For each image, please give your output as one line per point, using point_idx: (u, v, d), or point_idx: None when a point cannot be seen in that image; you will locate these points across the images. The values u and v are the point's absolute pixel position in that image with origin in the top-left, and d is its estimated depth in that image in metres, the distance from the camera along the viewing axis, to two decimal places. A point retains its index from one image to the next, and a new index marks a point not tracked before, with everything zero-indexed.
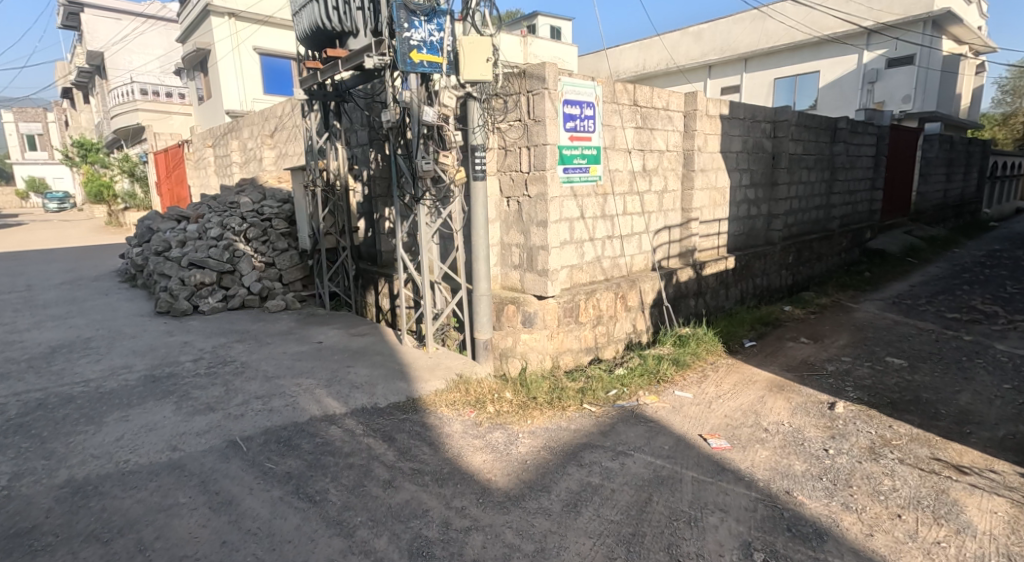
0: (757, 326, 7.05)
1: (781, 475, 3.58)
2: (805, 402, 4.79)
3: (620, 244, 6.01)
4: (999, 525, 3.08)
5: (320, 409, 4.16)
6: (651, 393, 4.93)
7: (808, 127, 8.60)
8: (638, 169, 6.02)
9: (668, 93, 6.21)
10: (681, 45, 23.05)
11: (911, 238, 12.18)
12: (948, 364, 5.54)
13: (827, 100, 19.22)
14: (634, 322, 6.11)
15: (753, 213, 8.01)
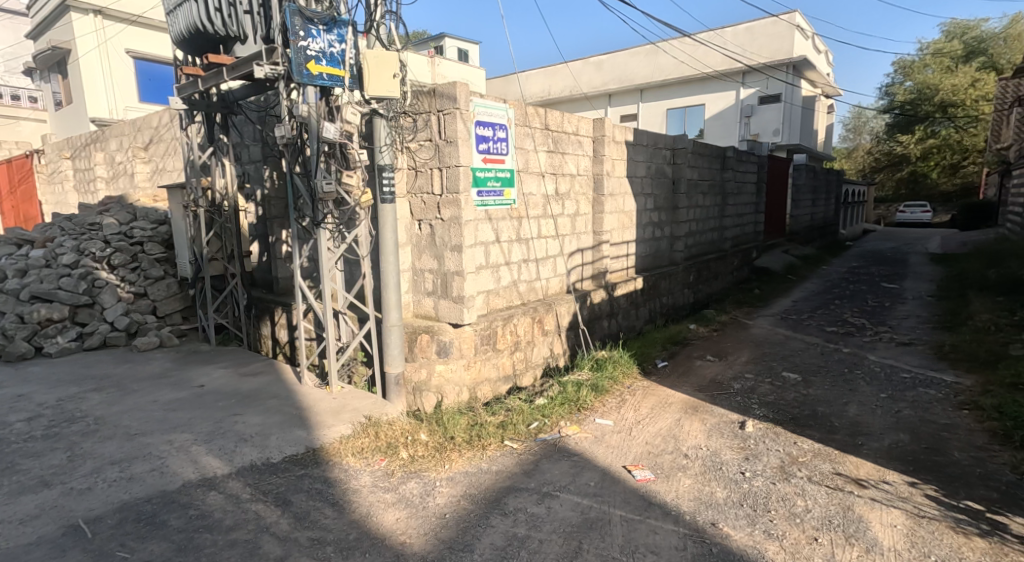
0: (667, 346, 7.13)
1: (706, 505, 3.47)
2: (718, 422, 4.79)
3: (535, 269, 5.82)
4: (901, 539, 3.07)
5: (196, 471, 3.55)
6: (573, 423, 4.72)
7: (703, 155, 8.98)
8: (551, 193, 5.89)
9: (578, 118, 6.16)
10: (583, 74, 23.80)
11: (790, 257, 13.18)
12: (836, 376, 5.73)
13: (714, 130, 20.58)
14: (551, 346, 5.92)
15: (658, 235, 8.17)
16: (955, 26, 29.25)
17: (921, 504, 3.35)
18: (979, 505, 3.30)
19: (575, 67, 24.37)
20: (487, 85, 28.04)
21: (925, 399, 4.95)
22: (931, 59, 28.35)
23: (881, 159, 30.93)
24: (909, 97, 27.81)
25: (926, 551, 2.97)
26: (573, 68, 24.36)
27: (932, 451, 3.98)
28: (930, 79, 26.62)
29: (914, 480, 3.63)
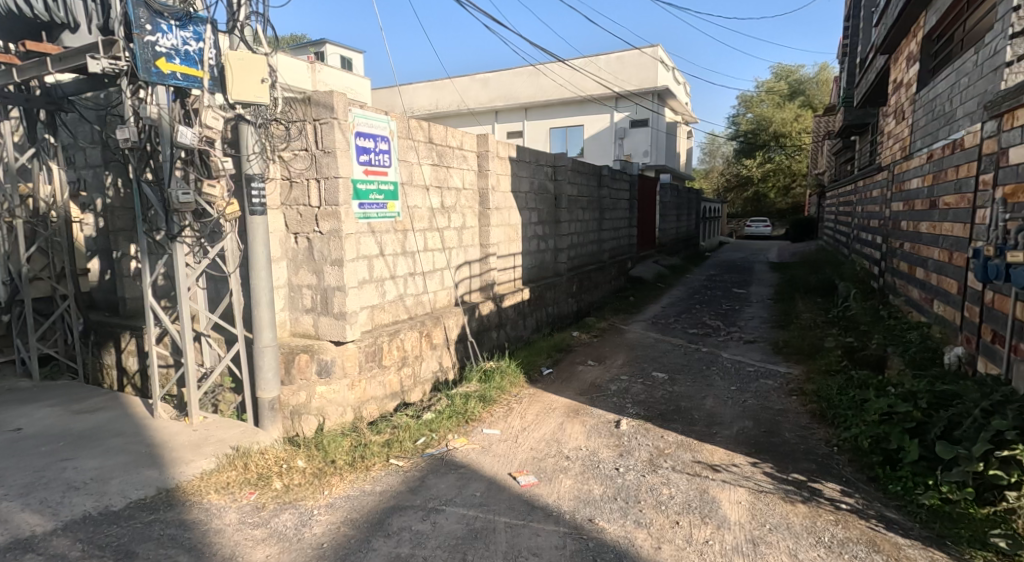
0: (552, 353, 7.40)
1: (583, 503, 3.62)
2: (597, 423, 5.06)
3: (423, 282, 5.85)
4: (746, 513, 3.30)
5: (8, 532, 3.17)
6: (460, 435, 4.75)
7: (581, 172, 9.51)
8: (436, 206, 5.96)
9: (462, 133, 6.29)
10: (470, 90, 24.09)
11: (659, 267, 14.29)
12: (697, 373, 6.34)
13: (593, 150, 22.03)
14: (440, 359, 5.96)
15: (542, 247, 8.52)
16: (782, 69, 33.79)
17: (760, 481, 3.67)
18: (802, 476, 3.63)
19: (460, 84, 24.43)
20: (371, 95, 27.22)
21: (765, 389, 5.64)
22: (765, 96, 32.62)
23: (730, 180, 34.67)
24: (751, 127, 31.70)
25: (765, 520, 3.18)
26: (458, 84, 24.39)
27: (769, 434, 4.50)
28: (765, 113, 30.86)
29: (756, 460, 4.02)
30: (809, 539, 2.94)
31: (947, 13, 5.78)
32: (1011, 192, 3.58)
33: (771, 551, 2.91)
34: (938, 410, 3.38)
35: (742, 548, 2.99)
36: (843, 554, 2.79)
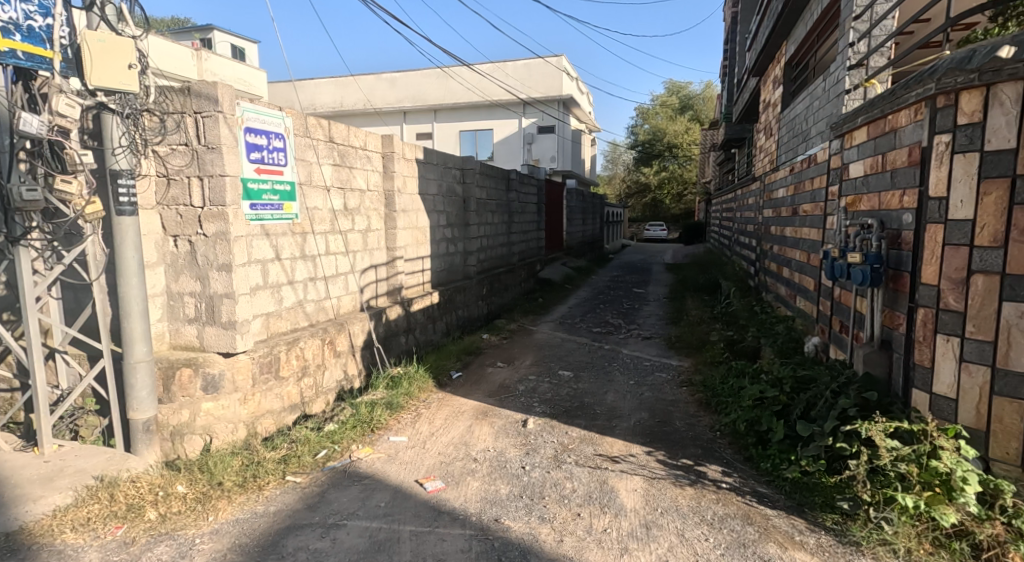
0: (462, 356, 6.93)
1: (489, 504, 3.48)
2: (505, 423, 4.81)
3: (325, 287, 5.61)
4: (640, 500, 3.36)
5: None
6: (365, 444, 4.49)
7: (490, 176, 9.40)
8: (338, 208, 5.74)
9: (365, 134, 6.11)
10: (377, 90, 23.26)
11: (566, 269, 14.64)
12: (599, 370, 6.42)
13: (503, 154, 22.47)
14: (345, 367, 5.71)
15: (451, 251, 8.27)
16: (673, 85, 36.10)
17: (653, 468, 3.79)
18: (690, 460, 3.84)
19: (365, 81, 23.51)
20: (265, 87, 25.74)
21: (658, 381, 5.95)
22: (659, 109, 34.62)
23: (629, 187, 36.27)
24: (648, 137, 33.48)
25: (656, 505, 3.28)
26: (363, 82, 23.47)
27: (662, 423, 4.68)
28: (660, 125, 32.77)
29: (650, 449, 4.13)
30: (695, 519, 3.08)
31: (802, 44, 6.52)
32: (852, 202, 4.08)
33: (662, 534, 2.98)
34: (799, 393, 3.75)
35: (637, 533, 3.01)
36: (722, 530, 2.95)
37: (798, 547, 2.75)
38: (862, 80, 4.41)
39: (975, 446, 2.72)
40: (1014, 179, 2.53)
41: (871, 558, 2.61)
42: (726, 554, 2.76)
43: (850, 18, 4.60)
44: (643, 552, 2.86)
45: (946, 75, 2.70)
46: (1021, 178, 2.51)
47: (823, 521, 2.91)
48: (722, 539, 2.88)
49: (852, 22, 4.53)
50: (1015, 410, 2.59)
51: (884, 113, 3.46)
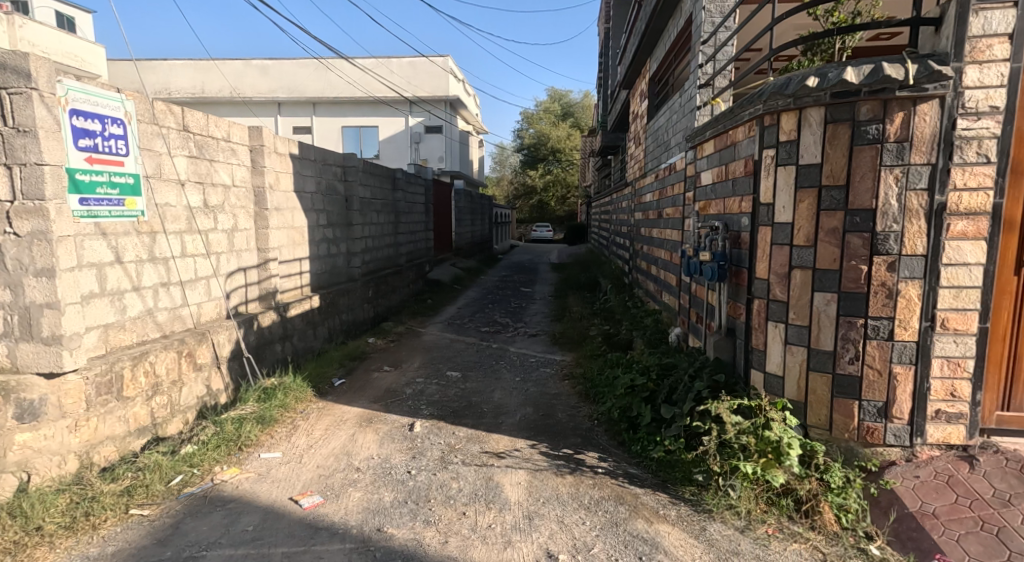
0: (345, 363, 6.24)
1: (372, 512, 3.15)
2: (390, 428, 4.40)
3: (181, 292, 4.45)
4: (524, 492, 3.38)
5: None
6: (232, 465, 3.69)
7: (374, 174, 8.79)
8: (197, 205, 4.62)
9: (229, 122, 5.02)
10: (245, 77, 21.71)
11: (455, 269, 14.55)
12: (487, 369, 6.38)
13: (388, 152, 22.01)
14: (207, 382, 4.52)
15: (333, 252, 7.34)
16: (555, 93, 37.55)
17: (537, 460, 3.83)
18: (570, 450, 3.98)
19: (229, 65, 21.85)
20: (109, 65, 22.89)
21: (542, 377, 6.12)
22: (542, 114, 35.80)
23: (517, 189, 36.94)
24: (533, 141, 34.35)
25: (539, 495, 3.33)
26: (226, 67, 21.80)
27: (546, 416, 4.78)
28: (544, 130, 33.82)
29: (534, 442, 4.16)
30: (573, 505, 3.21)
31: (663, 62, 7.14)
32: (704, 207, 4.54)
33: (543, 522, 3.04)
34: (663, 378, 4.11)
35: (520, 524, 3.02)
36: (598, 512, 3.12)
37: (662, 520, 3.00)
38: (709, 98, 4.94)
39: (797, 415, 3.14)
40: (819, 189, 2.95)
41: (720, 522, 2.94)
42: (601, 535, 2.91)
43: (699, 42, 5.14)
44: (526, 543, 2.87)
45: (771, 98, 3.10)
46: (824, 189, 2.93)
47: (683, 495, 3.21)
48: (597, 521, 3.03)
49: (700, 46, 5.07)
50: (824, 382, 3.02)
51: (725, 129, 3.91)
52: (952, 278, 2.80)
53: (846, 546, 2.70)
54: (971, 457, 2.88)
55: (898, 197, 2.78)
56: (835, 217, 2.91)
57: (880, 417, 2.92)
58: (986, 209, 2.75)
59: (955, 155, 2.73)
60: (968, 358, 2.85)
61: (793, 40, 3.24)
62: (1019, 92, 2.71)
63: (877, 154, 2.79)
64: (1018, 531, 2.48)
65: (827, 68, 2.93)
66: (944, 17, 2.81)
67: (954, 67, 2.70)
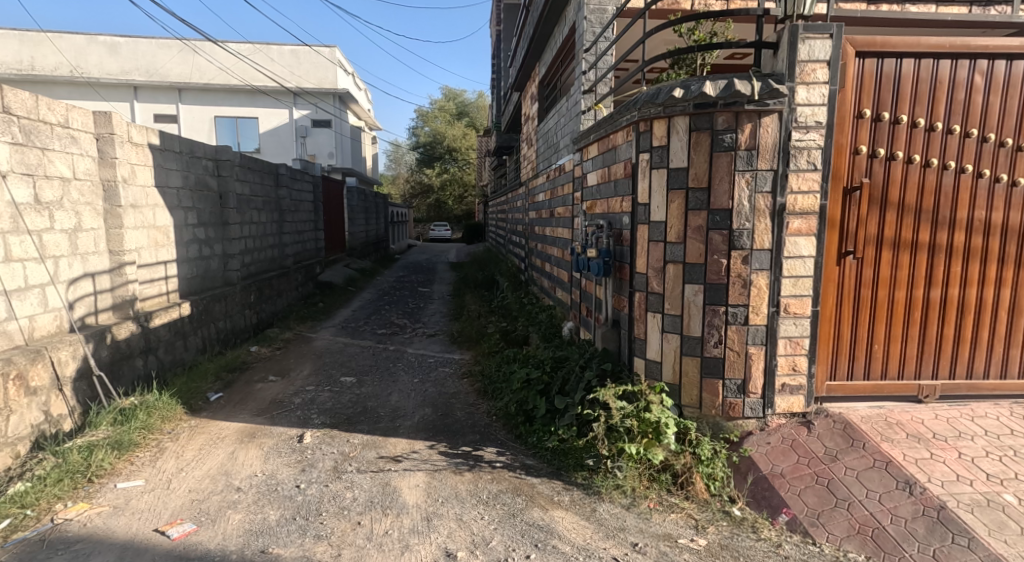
0: (221, 375, 5.79)
1: (255, 534, 2.96)
2: (277, 442, 4.17)
3: (5, 304, 3.78)
4: (421, 494, 3.33)
5: None
6: (76, 502, 3.27)
7: (252, 170, 8.19)
8: (27, 199, 3.97)
9: (66, 106, 4.38)
10: (91, 54, 19.67)
11: (349, 270, 14.03)
12: (383, 372, 6.23)
13: (270, 147, 20.78)
14: (46, 407, 3.88)
15: (205, 254, 6.78)
16: (448, 92, 37.43)
17: (435, 460, 3.79)
18: (468, 447, 3.98)
19: (67, 41, 19.58)
20: None
21: (441, 376, 6.07)
22: (437, 113, 35.55)
23: (413, 188, 36.34)
24: (427, 139, 34.10)
25: (437, 495, 3.30)
26: (63, 43, 19.62)
27: (444, 415, 4.74)
28: (439, 129, 33.55)
29: (432, 442, 4.11)
30: (471, 501, 3.22)
31: (550, 67, 7.34)
32: (590, 206, 4.70)
33: (441, 522, 3.02)
34: (556, 370, 4.25)
35: (417, 527, 2.98)
36: (495, 505, 3.15)
37: (556, 506, 3.10)
38: (592, 103, 5.15)
39: (673, 396, 3.36)
40: (687, 191, 3.17)
41: (609, 502, 3.09)
42: (498, 527, 2.94)
43: (581, 49, 5.35)
44: (422, 545, 2.83)
45: (644, 106, 3.30)
46: (690, 191, 3.16)
47: (575, 480, 3.33)
48: (494, 514, 3.06)
49: (583, 53, 5.27)
50: (694, 365, 3.26)
51: (607, 133, 4.09)
52: (791, 269, 3.14)
53: (713, 510, 2.92)
54: (808, 422, 3.24)
55: (749, 199, 3.07)
56: (700, 215, 3.14)
57: (739, 393, 3.21)
58: (815, 209, 3.11)
59: (790, 162, 3.06)
60: (804, 337, 3.21)
61: (662, 54, 3.43)
62: (837, 109, 3.08)
63: (732, 159, 3.06)
64: (842, 480, 2.82)
65: (690, 80, 3.15)
66: (780, 43, 3.12)
67: (788, 87, 3.01)
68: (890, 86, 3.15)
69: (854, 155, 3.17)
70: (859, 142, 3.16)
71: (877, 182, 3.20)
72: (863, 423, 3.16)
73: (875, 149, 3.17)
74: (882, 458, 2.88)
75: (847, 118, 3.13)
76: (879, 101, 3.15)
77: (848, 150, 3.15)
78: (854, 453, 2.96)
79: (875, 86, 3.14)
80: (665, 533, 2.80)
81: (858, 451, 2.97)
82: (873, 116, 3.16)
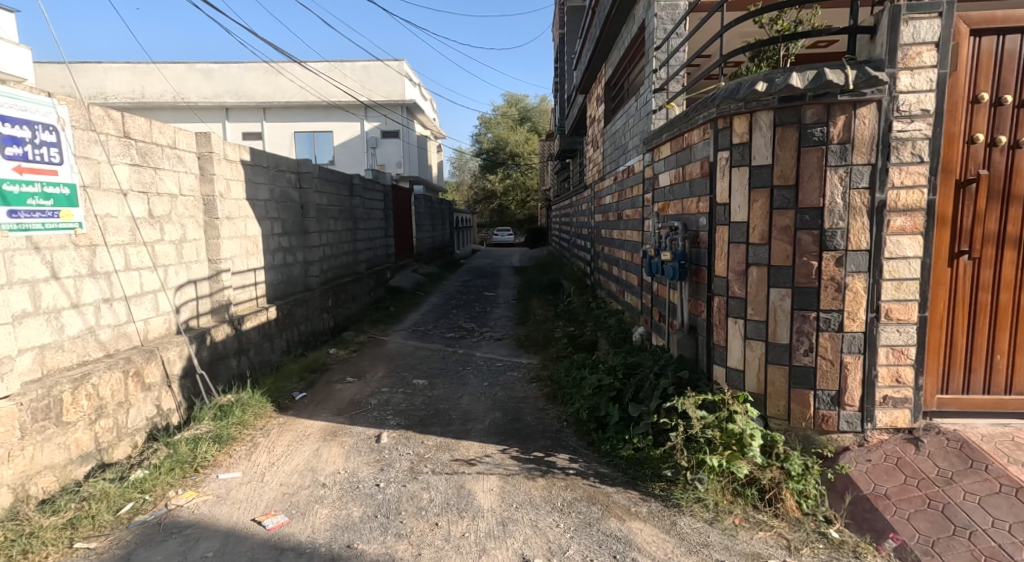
0: (304, 375, 6.07)
1: (340, 530, 3.07)
2: (356, 441, 4.31)
3: (125, 309, 4.13)
4: (496, 498, 3.35)
5: None
6: (187, 489, 3.53)
7: (329, 181, 8.56)
8: (141, 215, 4.31)
9: (173, 129, 4.73)
10: (188, 80, 21.25)
11: (417, 275, 14.37)
12: (453, 375, 6.32)
13: (344, 159, 21.74)
14: (158, 403, 4.21)
15: (288, 260, 7.15)
16: (511, 97, 37.73)
17: (508, 464, 3.80)
18: (540, 452, 3.96)
19: (170, 70, 21.24)
20: (41, 72, 21.79)
21: (510, 380, 6.09)
22: (500, 118, 35.89)
23: (478, 193, 36.85)
24: (491, 145, 34.48)
25: (512, 500, 3.31)
26: (165, 71, 21.32)
27: (515, 420, 4.75)
28: (502, 134, 33.86)
29: (504, 446, 4.13)
30: (546, 508, 3.20)
31: (618, 67, 7.24)
32: (662, 208, 4.61)
33: (518, 528, 3.02)
34: (629, 377, 4.17)
35: (493, 531, 3.00)
36: (570, 513, 3.12)
37: (634, 517, 3.03)
38: (664, 102, 5.04)
39: (758, 407, 3.22)
40: (771, 189, 3.03)
41: (689, 515, 2.99)
42: (575, 536, 2.91)
43: (652, 47, 5.24)
44: (501, 550, 2.85)
45: (722, 102, 3.18)
46: (775, 189, 3.02)
47: (652, 491, 3.25)
48: (570, 522, 3.03)
49: (654, 51, 5.16)
50: (782, 374, 3.11)
51: (681, 131, 3.98)
52: (893, 271, 2.94)
53: (807, 530, 2.78)
54: (916, 439, 3.01)
55: (843, 196, 2.90)
56: (786, 215, 3.00)
57: (834, 405, 3.03)
58: (921, 206, 2.90)
59: (892, 155, 2.86)
60: (910, 346, 2.99)
61: (741, 47, 3.30)
62: (947, 95, 2.87)
63: (823, 155, 2.90)
64: (961, 506, 2.60)
65: (774, 74, 3.02)
66: (878, 26, 2.93)
67: (889, 73, 2.82)
68: (1013, 66, 2.89)
69: (968, 145, 2.93)
70: (974, 130, 2.92)
71: (998, 174, 2.93)
72: (983, 442, 2.90)
73: (995, 137, 2.91)
74: (1009, 483, 2.63)
75: (959, 105, 2.90)
76: (999, 84, 2.90)
77: (961, 139, 2.92)
78: (973, 477, 2.72)
79: (994, 68, 2.90)
80: (753, 552, 2.68)
81: (978, 474, 2.73)
82: (992, 101, 2.91)
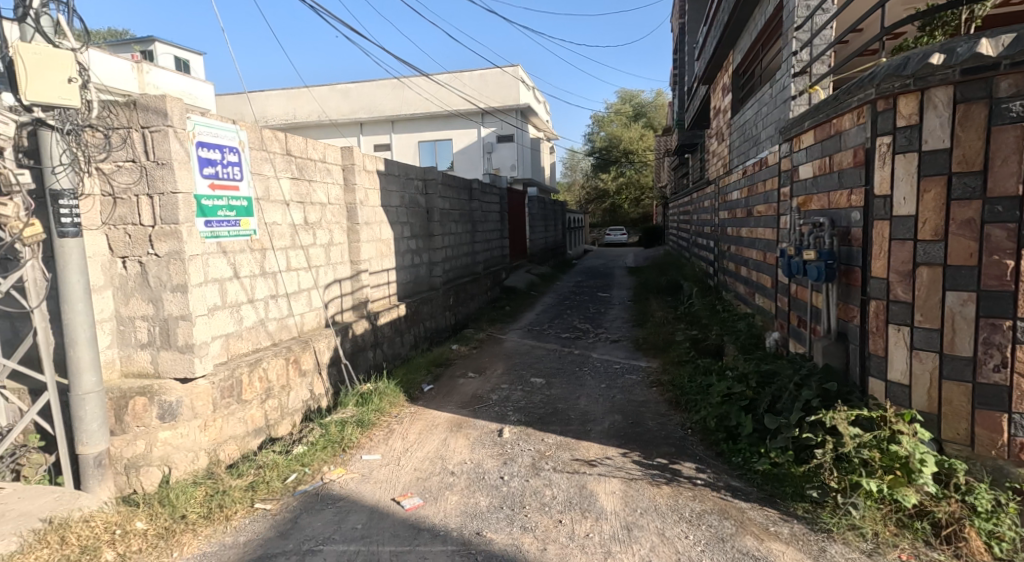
0: (431, 369, 6.37)
1: (470, 517, 3.16)
2: (480, 434, 4.43)
3: (287, 304, 4.57)
4: (620, 501, 3.27)
5: None
6: (336, 465, 3.85)
7: (451, 186, 8.90)
8: (299, 222, 4.75)
9: (324, 144, 5.16)
10: (329, 101, 23.30)
11: (531, 276, 14.54)
12: (570, 375, 6.30)
13: (462, 163, 22.61)
14: (311, 388, 4.62)
15: (416, 260, 7.54)
16: (625, 94, 36.94)
17: (630, 469, 3.70)
18: (664, 459, 3.82)
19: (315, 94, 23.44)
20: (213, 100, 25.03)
21: (630, 383, 5.95)
22: (614, 116, 35.27)
23: (591, 193, 36.54)
24: (606, 144, 34.00)
25: (636, 505, 3.21)
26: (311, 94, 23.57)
27: (635, 424, 4.62)
28: (615, 131, 33.23)
29: (625, 450, 4.03)
30: (673, 517, 3.07)
31: (748, 54, 6.78)
32: (803, 202, 4.26)
33: (643, 534, 2.93)
34: (763, 387, 3.90)
35: (619, 535, 2.93)
36: (701, 525, 2.97)
37: (773, 538, 2.81)
38: (807, 87, 4.63)
39: (929, 428, 2.86)
40: (949, 176, 2.68)
41: (842, 543, 2.71)
42: (706, 550, 2.77)
43: (791, 27, 4.83)
44: (627, 554, 2.78)
45: (883, 81, 2.85)
46: (955, 176, 2.66)
47: (794, 511, 2.99)
48: (701, 535, 2.88)
49: (794, 32, 4.76)
50: (965, 391, 2.72)
51: (828, 117, 3.63)
52: None
53: None
54: None
55: None
56: (970, 206, 2.63)
57: None
58: None
59: None
60: None
61: (909, 16, 2.93)
62: None
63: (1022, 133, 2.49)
64: None
65: (952, 43, 2.65)
66: None
67: None
68: None
69: None
70: None
71: None
72: None
73: None
74: None
75: None
76: None
77: None
78: None
79: None
80: None
81: None
82: None
